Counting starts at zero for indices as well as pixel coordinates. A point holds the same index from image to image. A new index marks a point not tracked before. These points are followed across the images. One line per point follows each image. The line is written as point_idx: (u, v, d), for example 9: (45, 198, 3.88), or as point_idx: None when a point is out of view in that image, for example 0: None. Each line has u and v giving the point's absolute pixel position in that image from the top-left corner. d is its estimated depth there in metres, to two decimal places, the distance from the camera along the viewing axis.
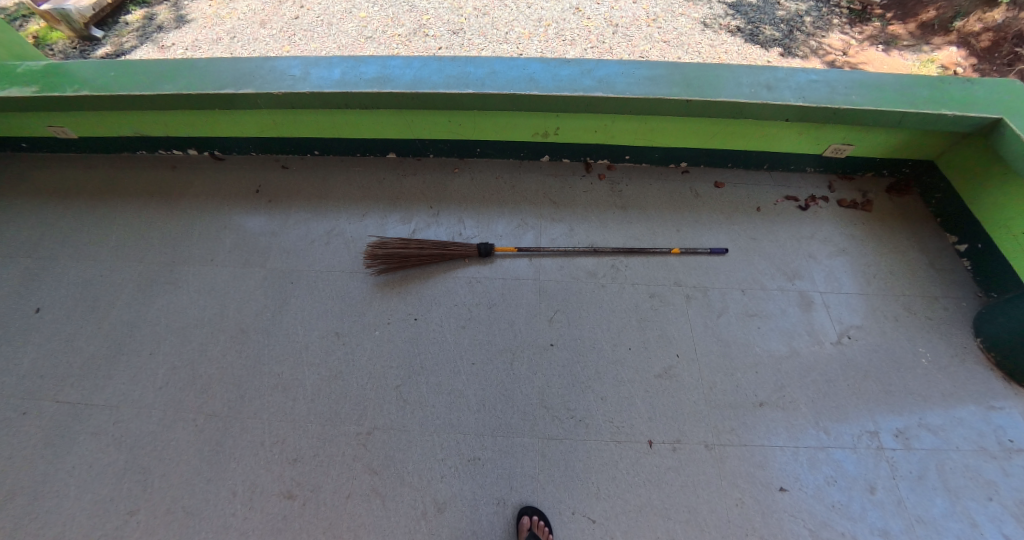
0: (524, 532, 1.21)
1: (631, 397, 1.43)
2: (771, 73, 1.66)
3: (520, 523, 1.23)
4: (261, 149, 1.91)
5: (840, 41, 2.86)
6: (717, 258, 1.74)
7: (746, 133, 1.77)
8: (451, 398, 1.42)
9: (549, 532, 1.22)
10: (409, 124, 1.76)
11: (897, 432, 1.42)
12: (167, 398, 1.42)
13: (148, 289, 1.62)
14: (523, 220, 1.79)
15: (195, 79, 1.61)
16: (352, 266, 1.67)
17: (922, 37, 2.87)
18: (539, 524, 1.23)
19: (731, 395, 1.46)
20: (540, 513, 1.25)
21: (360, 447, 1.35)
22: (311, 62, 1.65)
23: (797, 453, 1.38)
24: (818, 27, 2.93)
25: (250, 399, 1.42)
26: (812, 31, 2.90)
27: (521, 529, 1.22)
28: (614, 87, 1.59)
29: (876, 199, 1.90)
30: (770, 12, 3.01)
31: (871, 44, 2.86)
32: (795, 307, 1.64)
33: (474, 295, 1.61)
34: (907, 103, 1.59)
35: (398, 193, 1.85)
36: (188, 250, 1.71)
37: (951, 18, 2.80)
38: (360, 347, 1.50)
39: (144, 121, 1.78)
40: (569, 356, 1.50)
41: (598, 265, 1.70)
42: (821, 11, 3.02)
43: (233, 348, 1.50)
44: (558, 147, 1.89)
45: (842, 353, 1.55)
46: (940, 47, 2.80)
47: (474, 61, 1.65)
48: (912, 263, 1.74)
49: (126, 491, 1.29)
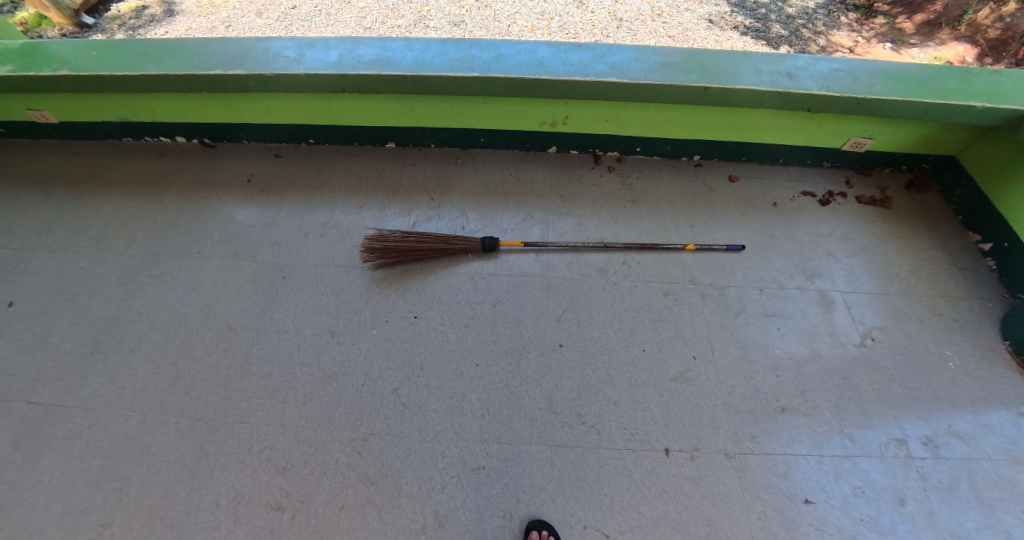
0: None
1: (645, 401, 1.34)
2: (791, 61, 1.59)
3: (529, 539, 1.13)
4: (253, 137, 1.82)
5: (848, 38, 2.64)
6: (734, 255, 1.65)
7: (763, 124, 1.70)
8: (453, 401, 1.32)
9: None
10: (410, 111, 1.67)
11: (926, 439, 1.35)
12: (147, 399, 1.32)
13: (131, 284, 1.52)
14: (529, 213, 1.70)
15: (183, 60, 1.52)
16: (348, 260, 1.58)
17: (927, 36, 2.62)
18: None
19: (751, 400, 1.37)
20: (546, 526, 1.16)
21: (355, 455, 1.25)
22: (306, 43, 1.56)
23: (822, 462, 1.29)
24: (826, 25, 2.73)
25: (236, 402, 1.32)
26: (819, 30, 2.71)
27: None
28: (628, 73, 1.51)
29: (895, 196, 1.85)
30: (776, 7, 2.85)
31: (878, 40, 2.66)
32: (815, 307, 1.56)
33: (478, 292, 1.52)
34: (933, 94, 1.53)
35: (397, 185, 1.76)
36: (174, 242, 1.61)
37: (958, 16, 2.55)
38: (355, 346, 1.40)
39: (129, 106, 1.68)
40: (580, 358, 1.40)
41: (609, 261, 1.61)
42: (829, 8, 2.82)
43: (219, 346, 1.40)
44: (566, 138, 1.80)
45: (865, 355, 1.48)
46: (945, 44, 2.56)
47: (478, 44, 1.56)
48: (932, 263, 1.68)
49: (100, 501, 1.19)
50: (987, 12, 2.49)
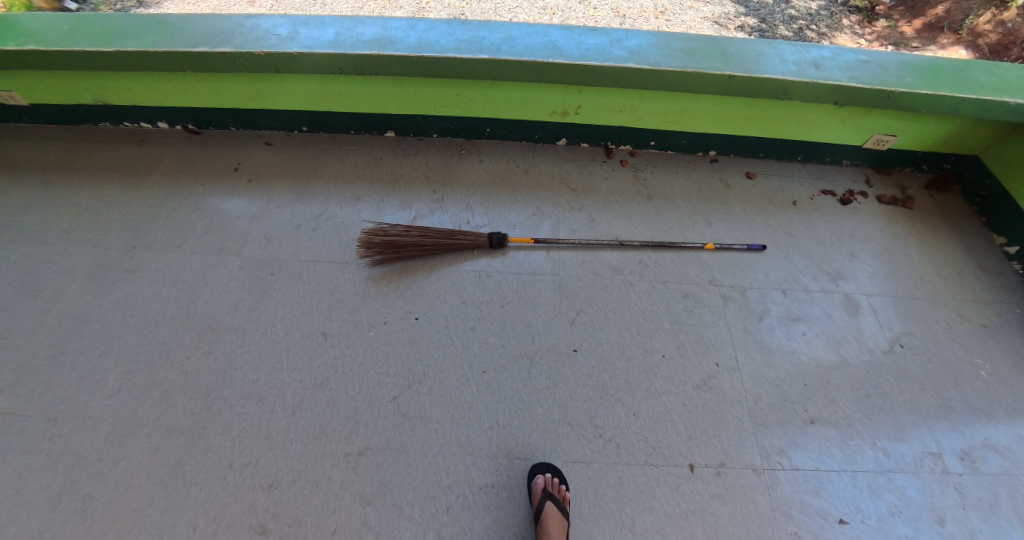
0: (541, 493, 1.06)
1: (667, 412, 1.24)
2: (817, 51, 1.51)
3: (533, 483, 1.09)
4: (241, 123, 1.70)
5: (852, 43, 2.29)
6: (754, 254, 1.56)
7: (785, 117, 1.61)
8: (457, 411, 1.21)
9: (564, 489, 1.09)
10: (412, 97, 1.56)
11: (962, 453, 1.26)
12: (117, 408, 1.19)
13: (104, 279, 1.39)
14: (538, 208, 1.60)
15: (164, 36, 1.40)
16: (343, 256, 1.46)
17: (929, 39, 2.25)
18: (554, 481, 1.09)
19: (779, 411, 1.27)
20: (551, 469, 1.12)
21: (349, 472, 1.13)
22: (300, 21, 1.45)
23: (856, 479, 1.20)
24: (828, 27, 2.34)
25: (218, 411, 1.19)
26: (824, 32, 2.32)
27: (535, 490, 1.08)
28: (647, 59, 1.41)
29: (917, 195, 1.77)
30: (777, 8, 2.45)
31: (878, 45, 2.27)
32: (840, 310, 1.47)
33: (485, 291, 1.41)
34: (965, 87, 1.45)
35: (397, 175, 1.64)
36: (154, 234, 1.48)
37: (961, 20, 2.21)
38: (350, 350, 1.29)
39: (106, 87, 1.56)
40: (595, 364, 1.30)
41: (624, 260, 1.50)
42: (831, 9, 2.42)
43: (200, 349, 1.28)
44: (577, 129, 1.70)
45: (895, 362, 1.39)
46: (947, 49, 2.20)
47: (487, 25, 1.47)
48: (958, 265, 1.61)
49: (59, 523, 1.05)
50: (987, 16, 2.17)
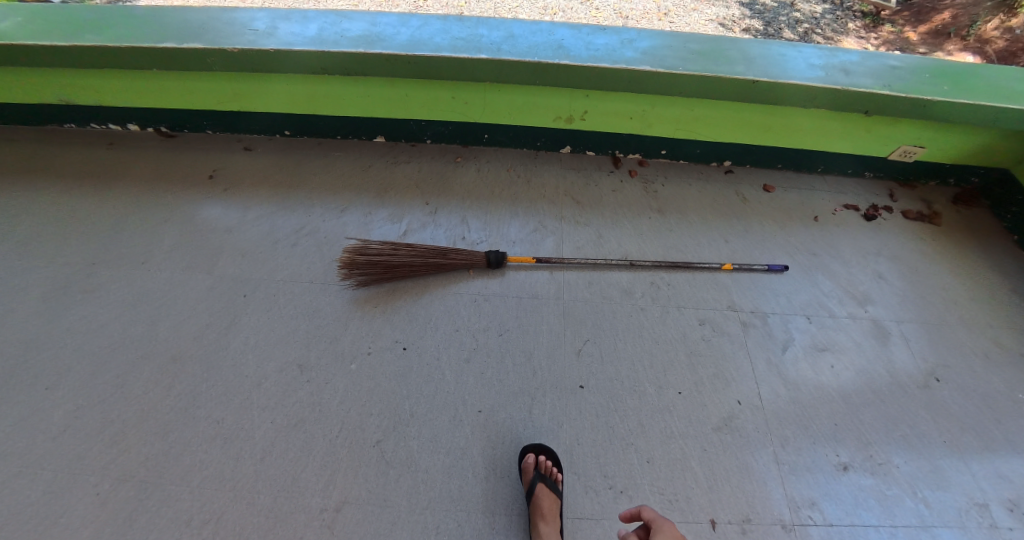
0: (532, 472, 1.02)
1: (685, 459, 1.11)
2: (844, 55, 1.39)
3: (525, 463, 1.04)
4: (220, 126, 1.57)
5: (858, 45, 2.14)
6: (775, 276, 1.44)
7: (807, 126, 1.50)
8: (450, 458, 1.08)
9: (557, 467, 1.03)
10: (404, 100, 1.43)
11: (1009, 503, 1.12)
12: (65, 451, 1.05)
13: (58, 301, 1.25)
14: (540, 222, 1.47)
15: (129, 30, 1.27)
16: (326, 276, 1.33)
17: (935, 44, 2.12)
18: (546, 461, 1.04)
19: (807, 456, 1.14)
20: (543, 446, 1.07)
21: (325, 531, 0.99)
22: (281, 15, 1.33)
23: (896, 536, 1.07)
24: (834, 30, 2.21)
25: (178, 456, 1.05)
26: (830, 35, 2.18)
27: (527, 470, 1.03)
28: (662, 62, 1.29)
29: (944, 211, 1.65)
30: (783, 12, 2.32)
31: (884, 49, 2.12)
32: (870, 340, 1.35)
33: (481, 317, 1.28)
34: (1006, 97, 1.33)
35: (387, 184, 1.51)
36: (117, 249, 1.34)
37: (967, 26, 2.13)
38: (330, 385, 1.15)
39: (69, 86, 1.42)
40: (604, 403, 1.17)
41: (634, 282, 1.38)
42: (836, 13, 2.30)
43: (162, 383, 1.14)
44: (582, 135, 1.58)
45: (931, 399, 1.26)
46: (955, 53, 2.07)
47: (486, 23, 1.35)
48: (994, 289, 1.48)
49: None
50: (996, 22, 2.09)
